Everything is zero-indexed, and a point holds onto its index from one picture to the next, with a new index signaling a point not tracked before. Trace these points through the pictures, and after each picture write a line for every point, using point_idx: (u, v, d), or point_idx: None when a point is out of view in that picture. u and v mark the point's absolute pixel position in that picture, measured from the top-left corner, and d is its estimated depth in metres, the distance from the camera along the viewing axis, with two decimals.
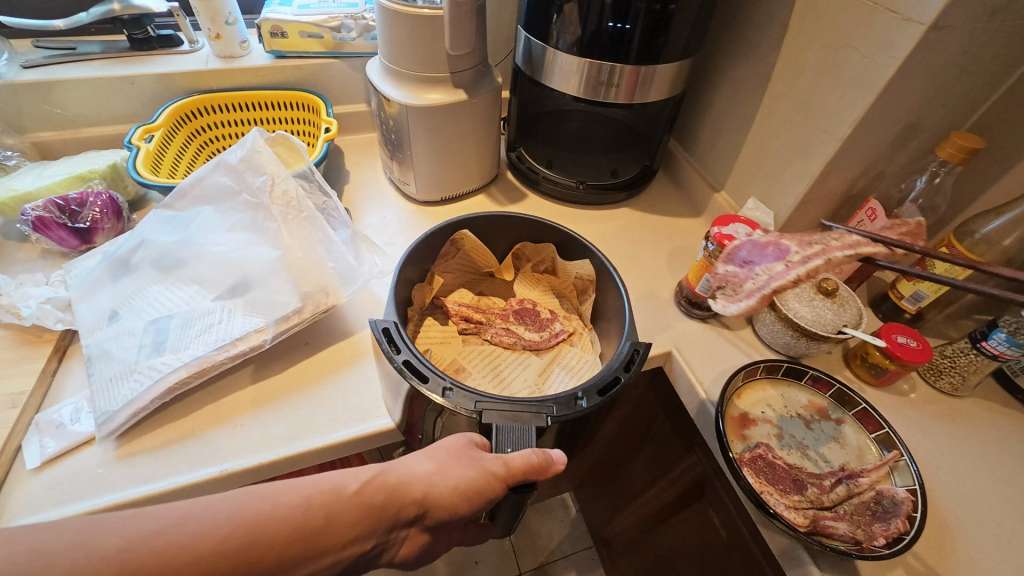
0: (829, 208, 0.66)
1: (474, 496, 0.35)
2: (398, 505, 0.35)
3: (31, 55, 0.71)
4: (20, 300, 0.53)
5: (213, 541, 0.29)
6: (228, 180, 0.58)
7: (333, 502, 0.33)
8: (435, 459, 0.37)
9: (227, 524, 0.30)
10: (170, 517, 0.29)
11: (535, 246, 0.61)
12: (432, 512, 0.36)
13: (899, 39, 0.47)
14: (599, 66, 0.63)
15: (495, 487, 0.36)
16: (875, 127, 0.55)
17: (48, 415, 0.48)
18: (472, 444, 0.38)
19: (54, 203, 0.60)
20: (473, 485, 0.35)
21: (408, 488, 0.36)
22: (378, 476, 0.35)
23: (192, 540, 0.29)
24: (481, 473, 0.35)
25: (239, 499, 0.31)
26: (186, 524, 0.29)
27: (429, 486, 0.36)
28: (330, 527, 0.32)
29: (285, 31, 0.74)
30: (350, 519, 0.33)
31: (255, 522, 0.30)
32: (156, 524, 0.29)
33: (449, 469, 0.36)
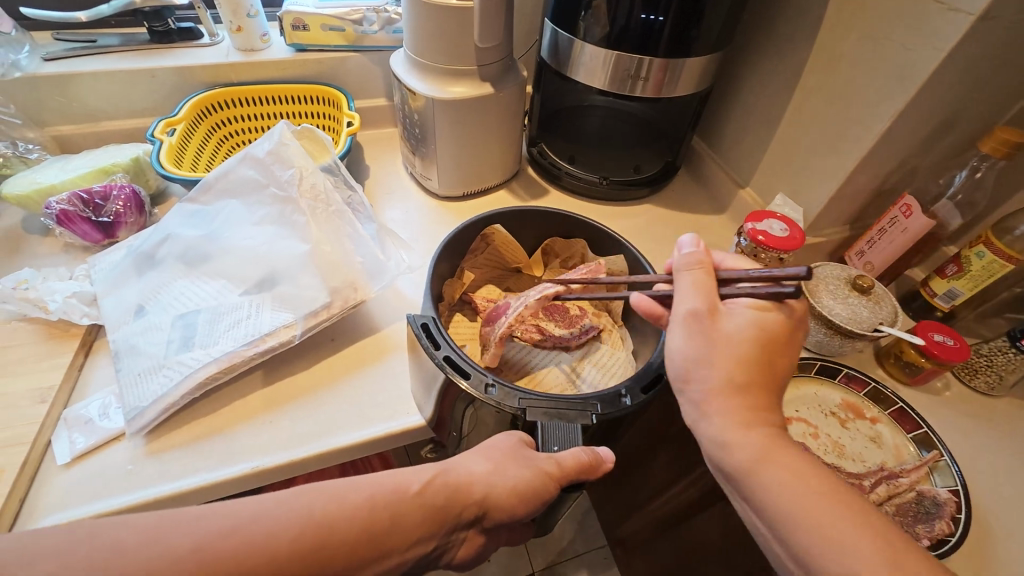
0: (860, 204, 0.65)
1: (531, 496, 0.36)
2: (459, 506, 0.35)
3: (52, 47, 0.70)
4: (46, 295, 0.53)
5: (285, 541, 0.29)
6: (254, 173, 0.57)
7: (398, 503, 0.33)
8: (490, 459, 0.37)
9: (297, 523, 0.30)
10: (240, 516, 0.29)
11: (565, 241, 0.61)
12: (491, 513, 0.37)
13: (945, 30, 0.47)
14: (629, 59, 0.62)
15: (551, 487, 0.36)
16: (914, 121, 0.54)
17: (77, 411, 0.47)
18: (522, 443, 0.39)
19: (77, 197, 0.59)
20: (530, 485, 0.36)
21: (468, 489, 0.36)
22: (439, 476, 0.36)
23: (268, 538, 0.29)
24: (537, 473, 0.36)
25: (308, 498, 0.31)
26: (257, 523, 0.29)
27: (488, 487, 0.36)
28: (396, 527, 0.32)
29: (307, 24, 0.73)
30: (415, 519, 0.33)
31: (325, 521, 0.30)
32: (228, 522, 0.29)
33: (506, 470, 0.37)
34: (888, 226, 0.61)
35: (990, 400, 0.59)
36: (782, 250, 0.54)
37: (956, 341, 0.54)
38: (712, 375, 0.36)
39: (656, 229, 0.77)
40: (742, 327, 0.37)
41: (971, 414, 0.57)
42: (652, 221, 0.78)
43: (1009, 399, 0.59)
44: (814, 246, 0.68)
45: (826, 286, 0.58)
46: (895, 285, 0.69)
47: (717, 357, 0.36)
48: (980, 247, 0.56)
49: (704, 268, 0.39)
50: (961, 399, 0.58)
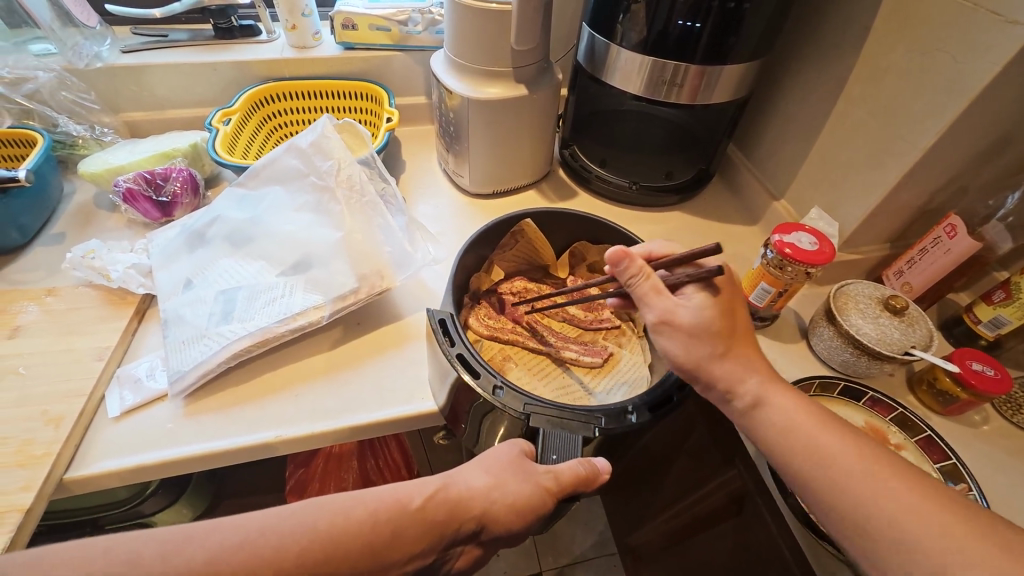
0: (902, 222, 0.62)
1: (529, 511, 0.37)
2: (458, 520, 0.36)
3: (129, 41, 0.77)
4: (109, 264, 0.58)
5: (292, 553, 0.30)
6: (298, 162, 0.61)
7: (399, 517, 0.34)
8: (491, 473, 0.38)
9: (304, 536, 0.31)
10: (249, 531, 0.30)
11: (596, 246, 0.60)
12: (489, 528, 0.38)
13: (1000, 43, 0.45)
14: (664, 64, 0.62)
15: (547, 500, 0.37)
16: (963, 138, 0.52)
17: (128, 370, 0.52)
18: (523, 454, 0.40)
19: (142, 176, 0.65)
20: (528, 500, 0.37)
21: (468, 504, 0.37)
22: (440, 490, 0.37)
23: (276, 552, 0.30)
24: (536, 488, 0.37)
25: (314, 513, 0.32)
26: (266, 537, 0.30)
27: (487, 502, 0.37)
28: (399, 540, 0.33)
29: (356, 24, 0.77)
30: (416, 534, 0.34)
31: (329, 536, 0.31)
32: (237, 537, 0.30)
33: (506, 485, 0.37)
34: (931, 246, 0.58)
35: None
36: (810, 264, 0.52)
37: (997, 372, 0.51)
38: (702, 353, 0.41)
39: (684, 236, 0.76)
40: (702, 312, 0.42)
41: (1012, 450, 0.54)
42: (681, 228, 0.77)
43: None
44: (848, 263, 0.66)
45: (856, 305, 0.56)
46: (937, 308, 0.66)
47: (699, 338, 0.41)
48: None
49: (646, 274, 0.43)
50: (1001, 434, 0.55)
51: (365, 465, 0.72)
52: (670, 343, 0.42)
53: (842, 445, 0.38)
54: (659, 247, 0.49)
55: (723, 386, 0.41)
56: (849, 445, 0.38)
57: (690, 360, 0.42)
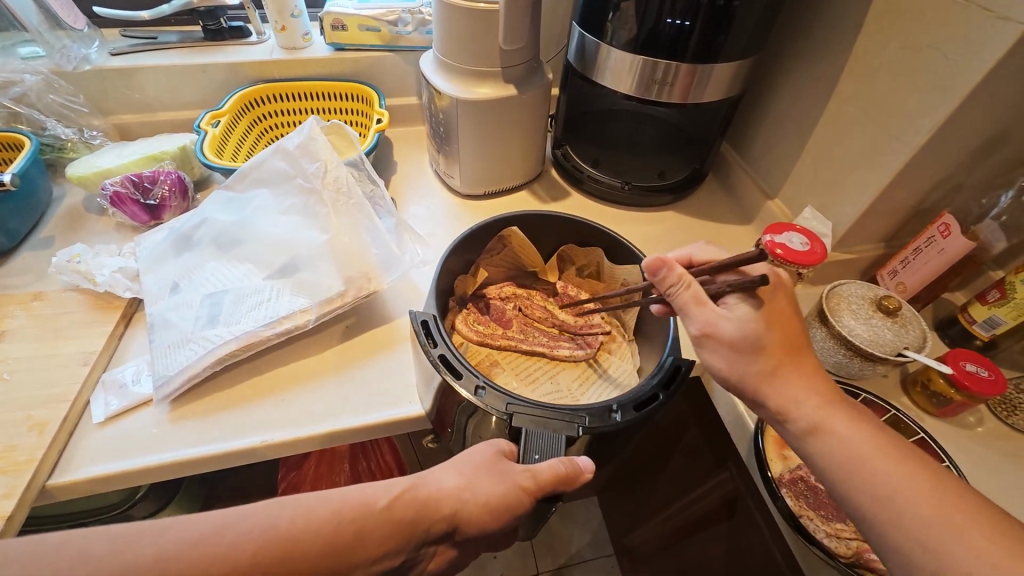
0: (896, 221, 0.62)
1: (503, 511, 0.37)
2: (428, 521, 0.36)
3: (118, 43, 0.77)
4: (95, 268, 0.58)
5: (247, 553, 0.29)
6: (284, 165, 0.61)
7: (364, 517, 0.33)
8: (463, 474, 0.38)
9: (261, 536, 0.30)
10: (205, 529, 0.30)
11: (580, 248, 0.59)
12: (462, 528, 0.37)
13: (993, 40, 0.44)
14: (655, 63, 0.61)
15: (524, 500, 0.36)
16: (956, 136, 0.51)
17: (114, 375, 0.52)
18: (501, 454, 0.39)
19: (130, 180, 0.65)
20: (502, 500, 0.36)
21: (439, 504, 0.36)
22: (408, 491, 0.36)
23: (230, 551, 0.29)
24: (511, 487, 0.36)
25: (273, 513, 0.31)
26: (222, 535, 0.30)
27: (458, 503, 0.37)
28: (362, 542, 0.33)
29: (346, 25, 0.76)
30: (381, 536, 0.33)
31: (286, 535, 0.31)
32: (191, 536, 0.29)
33: (478, 485, 0.37)
34: (925, 246, 0.57)
35: None
36: (801, 265, 0.52)
37: (992, 373, 0.51)
38: (753, 373, 0.40)
39: (676, 236, 0.75)
40: (747, 321, 0.41)
41: (1007, 453, 0.53)
42: (673, 228, 0.77)
43: None
44: (842, 263, 0.65)
45: (849, 306, 0.55)
46: (932, 308, 0.65)
47: (747, 355, 0.40)
48: None
49: (685, 283, 0.42)
50: (995, 436, 0.54)
51: (357, 468, 0.72)
52: (715, 358, 0.42)
53: (821, 449, 0.37)
54: (700, 253, 0.50)
55: (775, 407, 0.40)
56: (838, 450, 0.37)
57: (739, 373, 0.41)
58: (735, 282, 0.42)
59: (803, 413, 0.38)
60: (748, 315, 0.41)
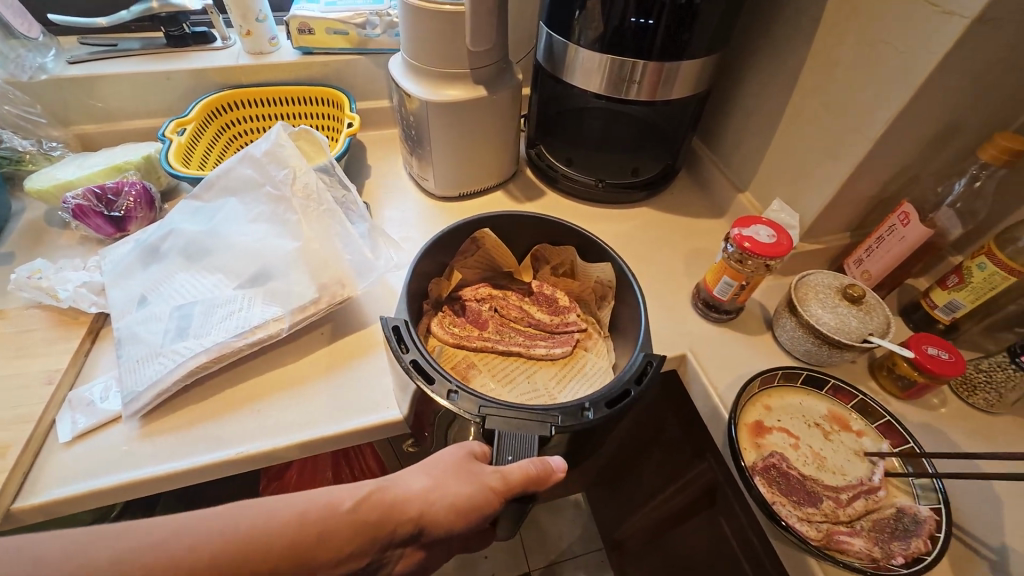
0: (859, 211, 0.63)
1: (471, 510, 0.36)
2: (394, 522, 0.35)
3: (76, 51, 0.75)
4: (58, 283, 0.56)
5: (206, 555, 0.29)
6: (252, 172, 0.60)
7: (328, 518, 0.33)
8: (431, 476, 0.38)
9: (221, 537, 0.30)
10: (162, 531, 0.29)
11: (553, 247, 0.60)
12: (428, 530, 0.37)
13: (940, 33, 0.45)
14: (622, 62, 0.62)
15: (491, 499, 0.36)
16: (911, 127, 0.52)
17: (81, 393, 0.51)
18: (470, 455, 0.39)
19: (92, 193, 0.63)
20: (469, 500, 0.36)
21: (405, 506, 0.36)
22: (374, 493, 0.36)
23: (185, 554, 0.29)
24: (479, 488, 0.36)
25: (234, 514, 0.31)
26: (179, 538, 0.29)
27: (425, 504, 0.36)
28: (324, 543, 0.32)
29: (313, 28, 0.75)
30: (344, 537, 0.33)
31: (248, 536, 0.30)
32: (147, 539, 0.29)
33: (446, 486, 0.37)
34: (886, 234, 0.59)
35: (989, 417, 0.56)
36: (768, 258, 0.53)
37: (952, 355, 0.52)
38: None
39: (651, 231, 0.76)
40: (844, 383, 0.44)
41: (968, 431, 0.55)
42: (648, 224, 0.77)
43: (1011, 417, 0.56)
44: (810, 253, 0.67)
45: (816, 295, 0.57)
46: (897, 294, 0.67)
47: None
48: (982, 258, 0.54)
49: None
50: (958, 416, 0.56)
51: (340, 475, 0.71)
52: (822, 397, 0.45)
53: None
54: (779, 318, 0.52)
55: None
56: None
57: None
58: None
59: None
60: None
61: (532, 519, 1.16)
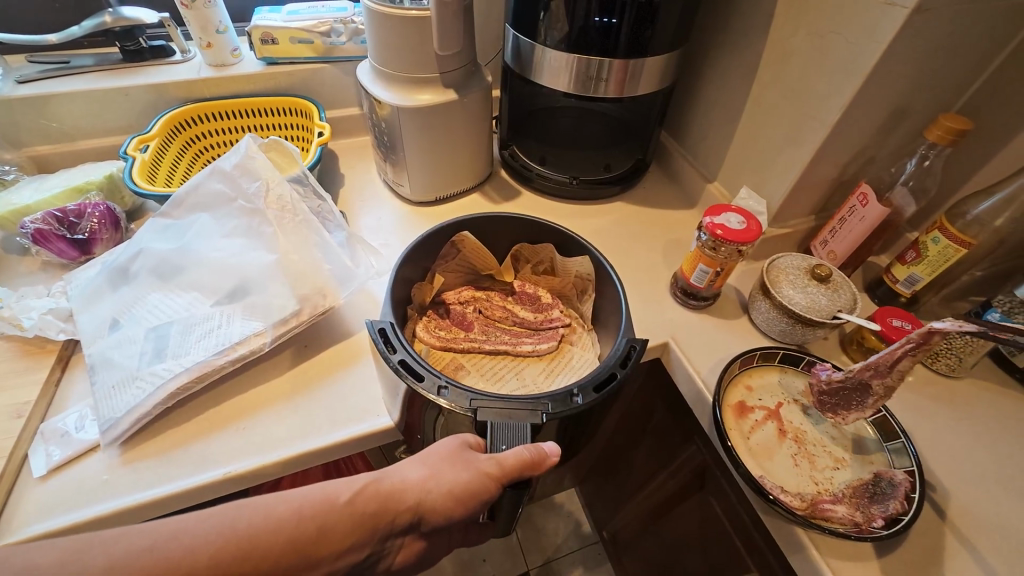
0: (822, 195, 0.66)
1: (469, 498, 0.36)
2: (392, 512, 0.35)
3: (25, 70, 0.72)
4: (21, 312, 0.54)
5: (205, 555, 0.29)
6: (223, 186, 0.59)
7: (326, 513, 0.33)
8: (427, 465, 0.37)
9: (218, 537, 0.30)
10: (160, 534, 0.30)
11: (533, 246, 0.61)
12: (427, 518, 0.37)
13: (884, 23, 0.48)
14: (588, 60, 0.63)
15: (489, 485, 0.36)
16: (864, 112, 0.55)
17: (54, 424, 0.49)
18: (465, 446, 0.39)
19: (53, 216, 0.61)
20: (467, 487, 0.36)
21: (401, 496, 0.36)
22: (370, 485, 0.36)
23: (186, 554, 0.29)
24: (476, 475, 0.36)
25: (233, 511, 0.31)
26: (177, 539, 0.30)
27: (423, 492, 0.36)
28: (324, 537, 0.33)
29: (276, 38, 0.74)
30: (344, 530, 0.33)
31: (246, 534, 0.31)
32: (146, 541, 0.29)
33: (443, 475, 0.37)
34: (848, 215, 0.62)
35: (952, 381, 0.60)
36: (739, 243, 0.55)
37: (914, 326, 0.55)
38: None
39: (626, 225, 0.78)
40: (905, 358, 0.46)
41: (934, 396, 0.58)
42: (623, 218, 0.79)
43: (971, 380, 0.60)
44: (779, 237, 0.70)
45: (787, 277, 0.59)
46: (861, 272, 0.70)
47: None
48: (936, 233, 0.57)
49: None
50: (923, 382, 0.59)
51: None
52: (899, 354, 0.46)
53: None
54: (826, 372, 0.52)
55: None
56: None
57: None
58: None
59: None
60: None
61: (528, 519, 1.17)
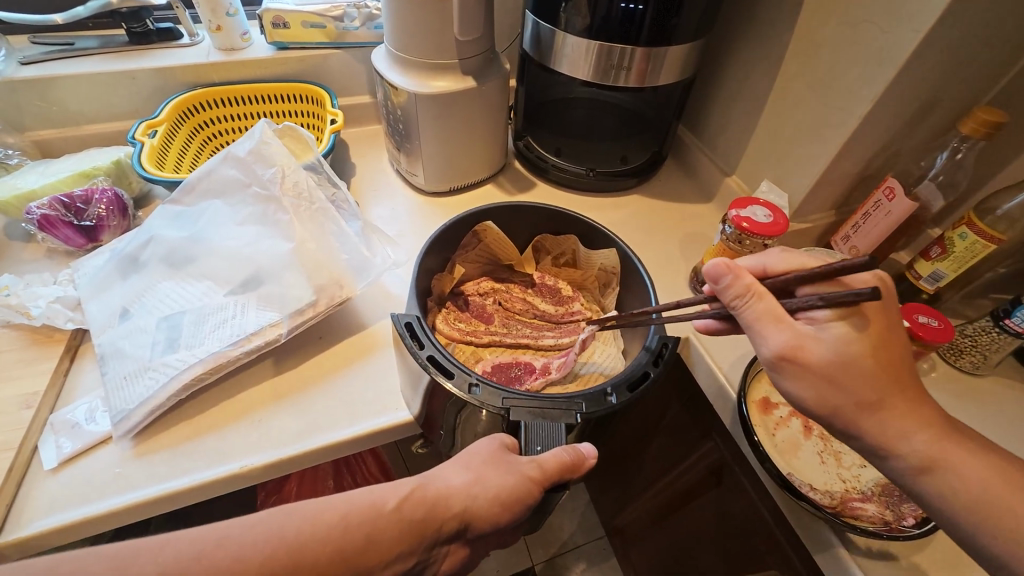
0: (845, 189, 0.65)
1: (514, 503, 0.35)
2: (439, 519, 0.35)
3: (28, 51, 0.70)
4: (28, 300, 0.53)
5: (254, 564, 0.28)
6: (236, 172, 0.57)
7: (374, 520, 0.32)
8: (470, 469, 0.37)
9: (266, 546, 0.29)
10: (207, 542, 0.28)
11: (554, 237, 0.60)
12: (473, 524, 0.36)
13: (922, 11, 0.47)
14: (610, 48, 0.62)
15: (532, 490, 0.36)
16: (895, 104, 0.54)
17: (63, 415, 0.47)
18: (504, 447, 0.38)
19: (59, 201, 0.59)
20: (513, 492, 0.35)
21: (448, 502, 0.35)
22: (417, 490, 0.35)
23: (235, 562, 0.28)
24: (520, 480, 0.35)
25: (280, 521, 0.30)
26: (224, 548, 0.28)
27: (469, 498, 0.36)
28: (373, 545, 0.32)
29: (287, 22, 0.72)
30: (392, 537, 0.33)
31: (296, 543, 0.29)
32: (193, 549, 0.28)
33: (487, 479, 0.36)
34: (873, 210, 0.61)
35: (975, 379, 0.59)
36: (766, 237, 0.54)
37: (941, 323, 0.55)
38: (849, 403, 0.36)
39: (643, 218, 0.77)
40: (838, 343, 0.35)
41: (958, 393, 0.58)
42: (640, 211, 0.78)
43: (994, 378, 0.59)
44: (799, 233, 0.69)
45: None
46: (882, 268, 0.69)
47: (840, 380, 0.35)
48: (963, 228, 0.56)
49: (756, 295, 0.36)
50: (947, 379, 0.59)
51: (342, 484, 0.68)
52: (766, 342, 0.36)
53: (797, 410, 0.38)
54: (774, 259, 0.41)
55: None
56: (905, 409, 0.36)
57: None
58: (829, 296, 0.33)
59: (912, 448, 0.35)
60: (846, 333, 0.35)
61: None
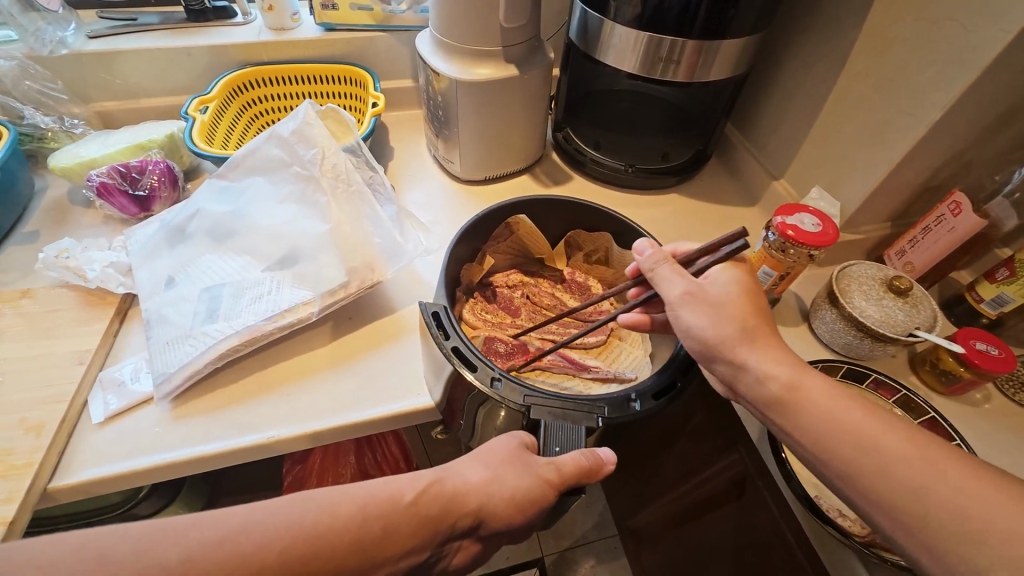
0: (904, 200, 0.61)
1: (529, 504, 0.36)
2: (455, 515, 0.35)
3: (95, 25, 0.73)
4: (84, 263, 0.56)
5: (275, 550, 0.29)
6: (279, 152, 0.58)
7: (390, 512, 0.33)
8: (489, 467, 0.37)
9: (287, 535, 0.30)
10: (230, 526, 0.30)
11: (589, 234, 0.58)
12: (487, 522, 0.36)
13: (1014, 9, 0.43)
14: (661, 40, 0.59)
15: (548, 492, 0.36)
16: (971, 110, 0.50)
17: (111, 373, 0.50)
18: (523, 446, 0.38)
19: (117, 171, 0.62)
20: (529, 493, 0.36)
21: (465, 498, 0.36)
22: (434, 484, 0.35)
23: (257, 549, 0.29)
24: (536, 480, 0.36)
25: (299, 510, 0.31)
26: (246, 534, 0.30)
27: (485, 496, 0.36)
28: (389, 537, 0.33)
29: (336, 3, 0.74)
30: (408, 530, 0.33)
31: (314, 532, 0.30)
32: (216, 534, 0.29)
33: (505, 478, 0.36)
34: (934, 224, 0.56)
35: None
36: (813, 247, 0.51)
37: (1002, 351, 0.51)
38: (732, 331, 0.38)
39: (682, 219, 0.74)
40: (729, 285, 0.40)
41: (1015, 428, 0.53)
42: (679, 211, 0.75)
43: None
44: (850, 243, 0.64)
45: (859, 286, 0.55)
46: (939, 287, 0.65)
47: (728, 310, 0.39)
48: None
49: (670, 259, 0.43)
50: (1003, 411, 0.54)
51: (363, 461, 0.70)
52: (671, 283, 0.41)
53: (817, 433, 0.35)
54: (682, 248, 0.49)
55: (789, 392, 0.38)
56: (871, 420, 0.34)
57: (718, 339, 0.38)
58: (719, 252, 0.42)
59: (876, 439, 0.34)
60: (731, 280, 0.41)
61: None
